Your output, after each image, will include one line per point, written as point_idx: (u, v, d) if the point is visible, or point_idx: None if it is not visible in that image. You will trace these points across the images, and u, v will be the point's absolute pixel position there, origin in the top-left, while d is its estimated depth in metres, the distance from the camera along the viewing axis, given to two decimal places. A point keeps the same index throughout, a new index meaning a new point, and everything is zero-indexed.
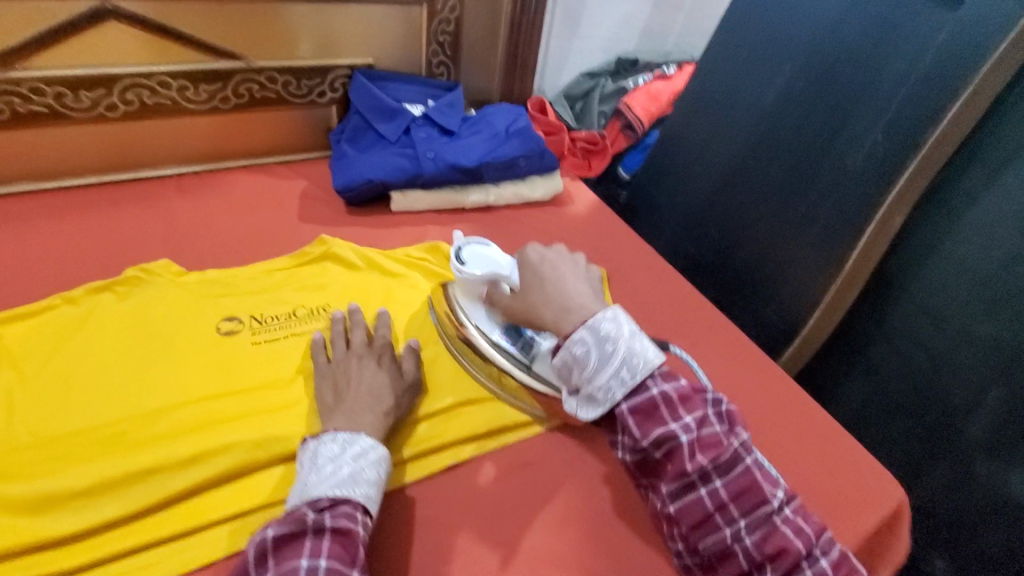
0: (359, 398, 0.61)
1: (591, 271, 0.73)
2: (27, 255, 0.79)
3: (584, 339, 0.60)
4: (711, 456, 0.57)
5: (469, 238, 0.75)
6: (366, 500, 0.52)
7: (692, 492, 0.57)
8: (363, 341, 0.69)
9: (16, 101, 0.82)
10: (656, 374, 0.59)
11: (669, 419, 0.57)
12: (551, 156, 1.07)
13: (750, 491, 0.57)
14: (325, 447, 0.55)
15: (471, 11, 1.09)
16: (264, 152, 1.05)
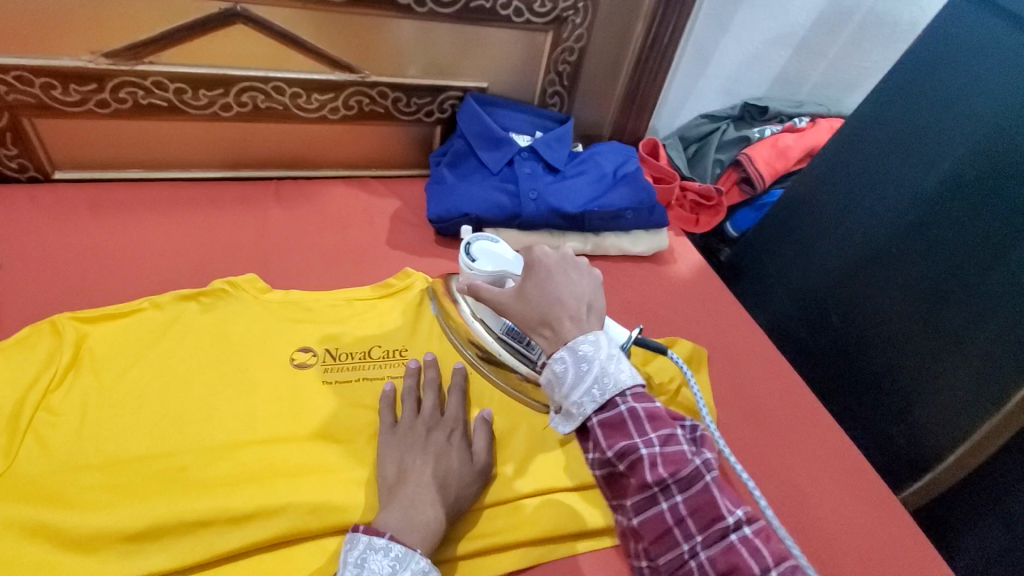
0: (420, 487, 0.56)
1: (594, 275, 0.59)
2: (128, 247, 0.80)
3: (561, 357, 0.51)
4: (671, 469, 0.47)
5: (478, 234, 0.73)
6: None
7: (653, 506, 0.47)
8: (433, 409, 0.65)
9: (140, 93, 0.82)
10: (630, 395, 0.49)
11: (633, 430, 0.48)
12: (661, 211, 0.98)
13: (710, 507, 0.46)
14: (374, 560, 0.48)
15: (598, 42, 1.01)
16: (363, 164, 1.02)
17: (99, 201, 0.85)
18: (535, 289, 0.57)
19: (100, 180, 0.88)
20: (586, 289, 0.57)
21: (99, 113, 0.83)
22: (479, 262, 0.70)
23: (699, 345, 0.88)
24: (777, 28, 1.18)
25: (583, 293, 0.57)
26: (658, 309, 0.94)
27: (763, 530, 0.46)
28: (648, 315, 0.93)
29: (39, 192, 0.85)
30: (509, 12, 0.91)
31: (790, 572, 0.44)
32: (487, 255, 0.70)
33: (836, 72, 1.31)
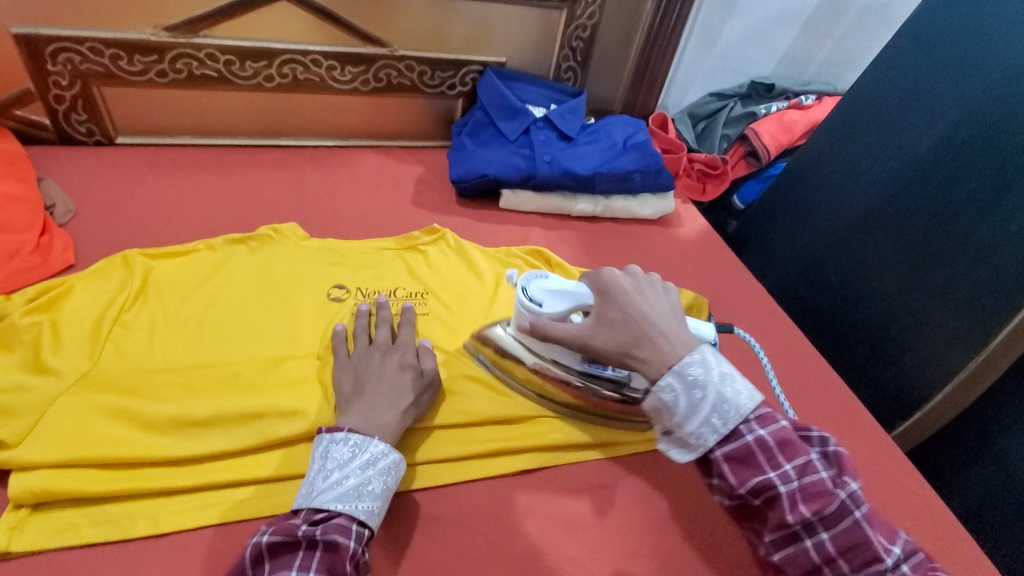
0: (377, 396, 0.62)
1: (669, 290, 0.63)
2: (182, 200, 0.89)
3: (670, 384, 0.54)
4: (813, 506, 0.50)
5: (527, 275, 0.70)
6: (367, 514, 0.53)
7: (796, 544, 0.51)
8: (387, 338, 0.69)
9: (194, 64, 0.92)
10: (752, 420, 0.53)
11: (765, 464, 0.52)
12: (667, 175, 1.04)
13: (856, 538, 0.50)
14: (335, 449, 0.56)
15: (609, 20, 1.08)
16: (391, 134, 1.11)
17: (157, 161, 0.95)
18: (617, 313, 0.60)
19: (156, 144, 0.98)
20: (666, 305, 0.60)
21: (158, 82, 0.93)
22: (545, 305, 0.66)
23: (701, 296, 0.94)
24: (782, 7, 1.23)
25: (665, 310, 0.60)
26: (664, 267, 1.00)
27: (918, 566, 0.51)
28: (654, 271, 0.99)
29: (103, 153, 0.94)
30: None
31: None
32: (548, 294, 0.67)
33: (842, 51, 1.36)
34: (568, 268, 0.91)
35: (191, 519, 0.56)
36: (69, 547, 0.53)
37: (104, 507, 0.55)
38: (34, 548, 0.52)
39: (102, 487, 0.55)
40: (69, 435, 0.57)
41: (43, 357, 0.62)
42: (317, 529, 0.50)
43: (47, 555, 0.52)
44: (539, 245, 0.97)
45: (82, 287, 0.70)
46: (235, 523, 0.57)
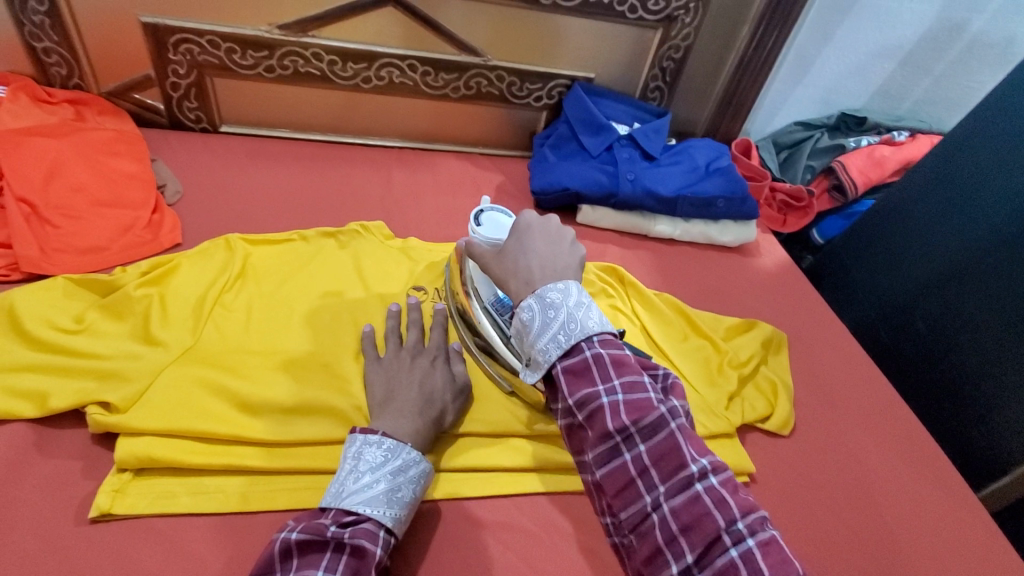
0: (408, 401, 0.61)
1: (577, 247, 0.64)
2: (278, 190, 0.94)
3: (530, 305, 0.57)
4: (633, 417, 0.51)
5: (495, 207, 0.84)
6: (393, 521, 0.53)
7: (616, 455, 0.51)
8: (416, 342, 0.69)
9: (300, 62, 0.96)
10: (594, 338, 0.54)
11: (598, 377, 0.52)
12: (752, 204, 1.01)
13: (673, 454, 0.49)
14: (369, 452, 0.55)
15: (703, 42, 1.07)
16: (473, 141, 1.13)
17: (256, 151, 0.99)
18: (513, 245, 0.63)
19: (255, 135, 1.03)
20: (564, 252, 0.62)
21: (265, 76, 0.97)
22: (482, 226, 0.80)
23: (779, 330, 0.91)
24: (881, 40, 1.20)
25: (562, 256, 0.62)
26: (740, 297, 0.98)
27: (728, 482, 0.49)
28: (730, 300, 0.97)
29: (207, 139, 1.00)
30: (624, 9, 0.99)
31: (751, 522, 0.46)
32: (492, 223, 0.81)
33: (942, 89, 1.29)
34: (644, 289, 0.90)
35: (277, 500, 0.58)
36: (166, 514, 0.56)
37: (200, 479, 0.58)
38: (134, 511, 0.55)
39: (198, 460, 0.58)
40: (172, 408, 0.60)
41: (152, 330, 0.65)
42: (345, 533, 0.50)
43: (144, 519, 0.55)
44: (614, 263, 0.96)
45: (188, 265, 0.74)
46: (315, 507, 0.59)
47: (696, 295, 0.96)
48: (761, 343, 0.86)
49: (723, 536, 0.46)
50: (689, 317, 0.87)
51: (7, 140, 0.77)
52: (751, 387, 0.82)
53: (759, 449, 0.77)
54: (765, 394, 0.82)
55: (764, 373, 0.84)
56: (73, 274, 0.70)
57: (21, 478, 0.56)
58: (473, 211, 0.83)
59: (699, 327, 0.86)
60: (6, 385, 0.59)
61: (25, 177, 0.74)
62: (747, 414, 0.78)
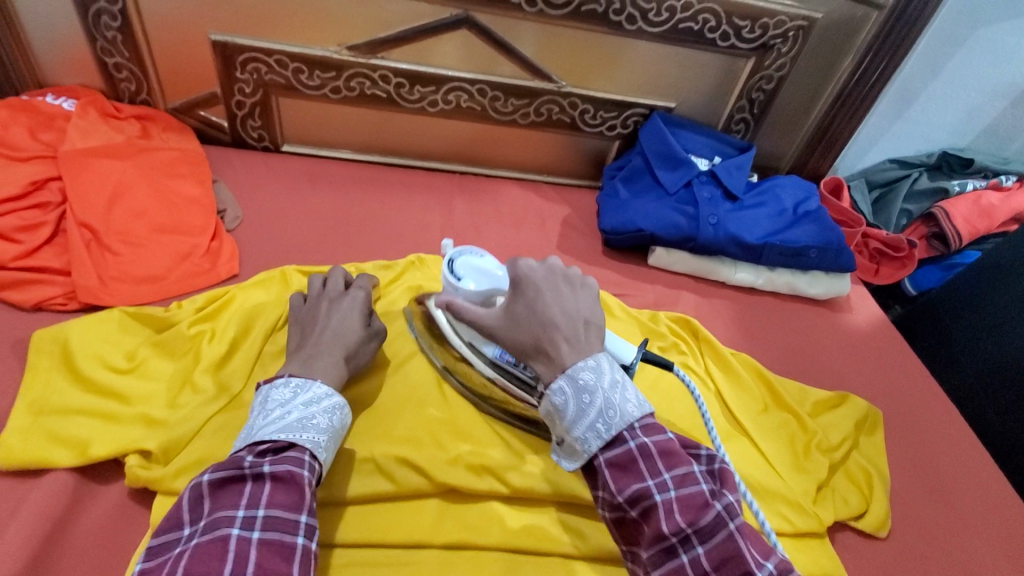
0: (321, 342, 0.60)
1: (588, 285, 0.56)
2: (338, 217, 0.90)
3: (561, 387, 0.49)
4: (688, 517, 0.45)
5: (461, 248, 0.65)
6: (312, 445, 0.50)
7: (674, 560, 0.45)
8: (337, 288, 0.68)
9: (366, 84, 0.92)
10: (638, 427, 0.48)
11: (646, 472, 0.47)
12: (849, 255, 0.91)
13: (736, 560, 0.44)
14: (274, 392, 0.53)
15: (798, 72, 0.98)
16: (538, 169, 1.06)
17: (317, 174, 0.96)
18: (523, 307, 0.54)
19: (317, 156, 1.00)
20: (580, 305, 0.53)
21: (331, 98, 0.94)
22: (465, 282, 0.61)
23: (874, 406, 0.80)
24: (995, 78, 1.08)
25: (577, 310, 0.53)
26: (828, 359, 0.88)
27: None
28: (816, 363, 0.87)
29: (269, 160, 0.97)
30: (715, 36, 0.91)
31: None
32: (471, 271, 0.62)
33: None
34: (718, 345, 0.81)
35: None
36: None
37: None
38: None
39: None
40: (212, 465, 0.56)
41: (199, 374, 0.62)
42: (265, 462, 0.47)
43: None
44: (689, 313, 0.88)
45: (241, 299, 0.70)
46: None
47: (779, 355, 0.86)
48: (855, 422, 0.76)
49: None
50: (771, 385, 0.77)
51: (72, 161, 0.75)
52: (841, 476, 0.72)
53: (854, 548, 0.68)
54: (857, 484, 0.71)
55: (856, 459, 0.73)
56: (127, 306, 0.67)
57: (58, 535, 0.53)
58: (443, 262, 0.64)
59: (782, 399, 0.76)
60: (49, 430, 0.56)
61: (88, 201, 0.73)
62: (838, 511, 0.68)
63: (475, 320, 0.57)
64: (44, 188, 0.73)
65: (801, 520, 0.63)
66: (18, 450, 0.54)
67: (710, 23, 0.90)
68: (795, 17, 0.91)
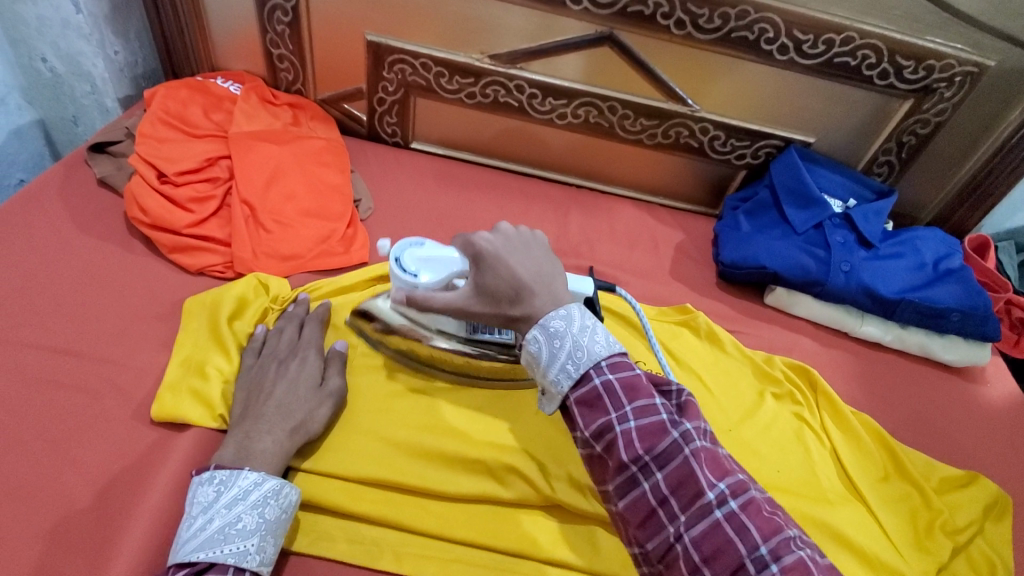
0: (264, 415, 0.58)
1: (540, 241, 0.59)
2: (460, 217, 0.93)
3: (535, 336, 0.51)
4: (646, 445, 0.45)
5: (400, 242, 0.63)
6: (237, 557, 0.48)
7: (635, 487, 0.45)
8: (292, 341, 0.66)
9: (501, 93, 0.95)
10: (604, 365, 0.48)
11: (609, 406, 0.47)
12: (996, 325, 0.83)
13: (690, 482, 0.44)
14: (200, 492, 0.51)
15: (960, 118, 0.91)
16: (652, 189, 1.05)
17: (442, 172, 1.00)
18: (490, 270, 0.56)
19: (442, 155, 1.04)
20: (540, 261, 0.56)
21: (465, 102, 0.97)
22: (420, 275, 0.61)
23: (1005, 491, 0.73)
24: None
25: (538, 266, 0.56)
26: (957, 433, 0.81)
27: (750, 503, 0.43)
28: (944, 435, 0.80)
29: (399, 155, 1.02)
30: (873, 73, 0.86)
31: (777, 545, 0.41)
32: (423, 262, 0.61)
33: None
34: (839, 400, 0.76)
35: (430, 566, 0.56)
36: (320, 558, 0.55)
37: (358, 526, 0.58)
38: (295, 547, 0.55)
39: (357, 508, 0.58)
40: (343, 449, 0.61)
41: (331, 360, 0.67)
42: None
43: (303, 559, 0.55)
44: (804, 360, 0.84)
45: (363, 290, 0.75)
46: None
47: (899, 420, 0.81)
48: (983, 506, 0.69)
49: (747, 565, 0.41)
50: (894, 454, 0.72)
51: (240, 143, 0.82)
52: (962, 560, 0.66)
53: None
54: (979, 572, 0.65)
55: (978, 544, 0.67)
56: (268, 277, 0.74)
57: None
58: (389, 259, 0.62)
59: (907, 470, 0.70)
60: (195, 389, 0.62)
61: (250, 180, 0.80)
62: None
63: (443, 307, 0.58)
64: (215, 164, 0.81)
65: None
66: (173, 405, 0.61)
67: (869, 60, 0.85)
68: (968, 61, 0.84)
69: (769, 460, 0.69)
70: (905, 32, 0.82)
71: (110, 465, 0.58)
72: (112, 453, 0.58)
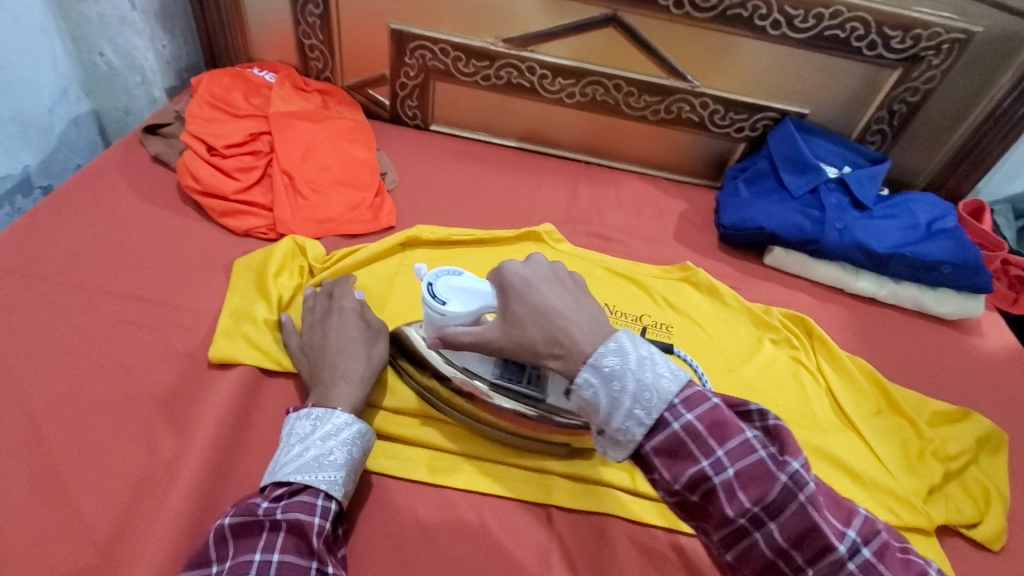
0: (332, 364, 0.63)
1: (580, 282, 0.54)
2: (478, 189, 1.00)
3: (587, 381, 0.46)
4: (753, 493, 0.43)
5: (437, 269, 0.61)
6: (327, 484, 0.54)
7: (746, 536, 0.44)
8: (326, 306, 0.70)
9: (514, 74, 1.02)
10: (679, 405, 0.45)
11: (697, 452, 0.44)
12: (987, 275, 0.88)
13: (810, 531, 0.43)
14: (298, 425, 0.57)
15: (948, 86, 0.96)
16: (658, 164, 1.11)
17: (460, 151, 1.08)
18: (519, 305, 0.51)
19: (460, 136, 1.11)
20: (579, 302, 0.51)
21: (480, 84, 1.05)
22: (448, 304, 0.58)
23: (998, 427, 0.78)
24: None
25: (577, 306, 0.51)
26: (952, 378, 0.85)
27: (884, 548, 0.43)
28: (939, 379, 0.85)
29: (419, 136, 1.10)
30: (862, 44, 0.92)
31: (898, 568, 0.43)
32: (455, 292, 0.59)
33: None
34: (834, 345, 0.82)
35: (458, 478, 0.63)
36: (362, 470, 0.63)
37: (393, 445, 0.65)
38: None
39: (393, 429, 0.65)
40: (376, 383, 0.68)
41: None
42: (278, 508, 0.52)
43: None
44: (803, 313, 0.89)
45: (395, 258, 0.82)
46: (493, 497, 0.63)
47: (895, 367, 0.85)
48: (975, 438, 0.73)
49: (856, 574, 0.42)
50: (887, 391, 0.77)
51: (278, 121, 0.91)
52: (956, 485, 0.71)
53: (965, 556, 0.66)
54: (971, 495, 0.70)
55: (973, 473, 0.72)
56: (302, 239, 0.81)
57: (262, 408, 0.66)
58: (421, 286, 0.60)
59: (899, 405, 0.76)
60: (244, 334, 0.69)
61: (289, 154, 0.88)
62: (949, 516, 0.67)
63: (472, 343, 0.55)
64: (257, 140, 0.90)
65: (909, 515, 0.65)
66: (225, 348, 0.68)
67: (858, 32, 0.91)
68: (953, 29, 0.89)
69: (766, 395, 0.75)
70: (891, 4, 0.88)
71: (177, 391, 0.66)
72: (177, 381, 0.66)
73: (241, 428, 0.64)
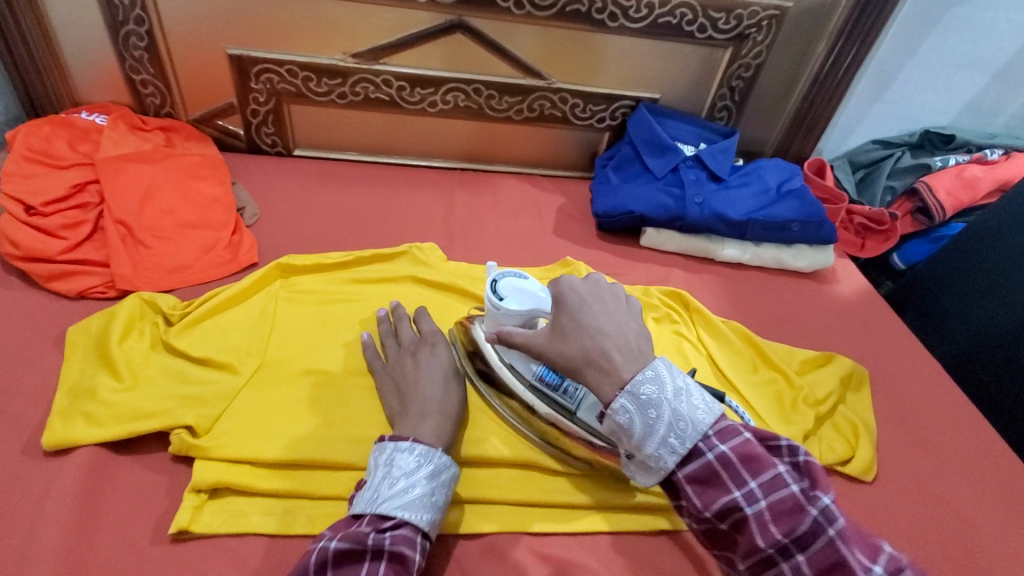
0: (422, 404, 0.61)
1: (633, 308, 0.52)
2: (349, 212, 0.97)
3: (623, 406, 0.47)
4: (785, 526, 0.42)
5: (503, 268, 0.68)
6: (430, 526, 0.52)
7: (772, 570, 0.43)
8: (410, 337, 0.70)
9: (370, 89, 1.00)
10: (712, 435, 0.46)
11: (729, 482, 0.44)
12: (830, 228, 0.97)
13: (844, 568, 0.40)
14: (401, 457, 0.54)
15: (775, 59, 1.04)
16: (531, 162, 1.13)
17: (327, 175, 1.03)
18: (568, 322, 0.51)
19: (328, 158, 1.07)
20: (628, 322, 0.51)
21: (337, 103, 1.01)
22: (506, 300, 0.64)
23: (860, 365, 0.85)
24: (969, 53, 1.11)
25: (625, 326, 0.51)
26: (815, 327, 0.92)
27: None
28: (805, 330, 0.91)
29: (282, 163, 1.04)
30: (694, 28, 0.98)
31: None
32: (514, 291, 0.65)
33: None
34: (708, 313, 0.86)
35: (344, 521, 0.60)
36: (236, 532, 0.58)
37: (270, 500, 0.60)
38: (207, 531, 0.57)
39: (266, 484, 0.60)
40: (243, 434, 0.62)
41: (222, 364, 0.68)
42: (384, 539, 0.50)
43: (217, 539, 0.57)
44: (680, 288, 0.93)
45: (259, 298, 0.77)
46: None
47: (766, 324, 0.91)
48: (839, 379, 0.80)
49: None
50: (760, 348, 0.82)
51: (109, 167, 0.83)
52: (828, 427, 0.76)
53: (843, 491, 0.72)
54: (842, 433, 0.76)
55: (841, 411, 0.78)
56: (149, 293, 0.74)
57: (111, 490, 0.59)
58: (487, 280, 0.66)
59: (771, 359, 0.81)
60: (82, 413, 0.62)
61: (123, 202, 0.81)
62: (824, 455, 0.72)
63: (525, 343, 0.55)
64: (84, 190, 0.82)
65: None
66: (60, 432, 0.60)
67: (688, 17, 0.96)
68: (768, 7, 0.97)
69: None
70: None
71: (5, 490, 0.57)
72: (5, 480, 0.58)
73: (88, 517, 0.57)
